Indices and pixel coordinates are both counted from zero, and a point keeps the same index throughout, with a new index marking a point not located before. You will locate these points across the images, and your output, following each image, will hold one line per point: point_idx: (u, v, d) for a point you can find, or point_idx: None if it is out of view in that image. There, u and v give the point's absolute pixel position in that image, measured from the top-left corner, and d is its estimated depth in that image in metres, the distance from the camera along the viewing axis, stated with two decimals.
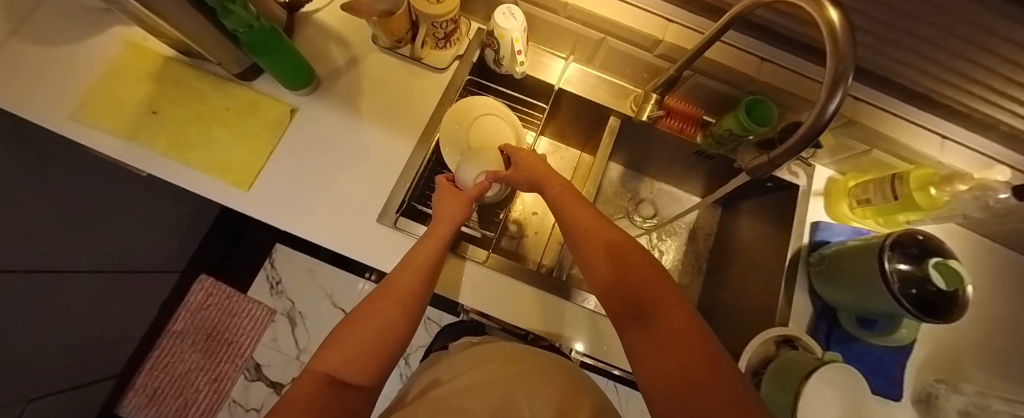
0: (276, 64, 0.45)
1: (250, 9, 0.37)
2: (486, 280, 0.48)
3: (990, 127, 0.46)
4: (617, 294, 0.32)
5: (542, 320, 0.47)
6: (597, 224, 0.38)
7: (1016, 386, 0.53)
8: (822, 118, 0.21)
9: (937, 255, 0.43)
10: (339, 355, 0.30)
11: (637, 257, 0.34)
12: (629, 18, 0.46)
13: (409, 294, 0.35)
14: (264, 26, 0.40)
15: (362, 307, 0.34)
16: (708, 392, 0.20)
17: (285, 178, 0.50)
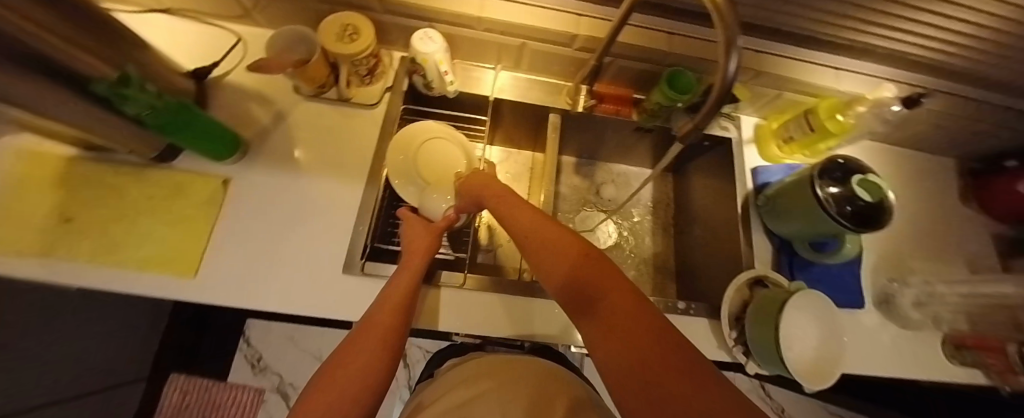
0: (196, 138, 0.43)
1: (152, 89, 0.36)
2: (469, 302, 0.48)
3: (870, 52, 0.52)
4: (568, 290, 0.29)
5: (532, 325, 0.48)
6: (537, 226, 0.35)
7: (951, 267, 0.60)
8: (729, 79, 0.25)
9: (857, 173, 0.47)
10: (326, 394, 0.24)
11: (575, 246, 0.31)
12: (540, 19, 0.48)
13: (390, 330, 0.32)
14: (172, 103, 0.38)
15: (337, 351, 0.29)
16: (669, 379, 0.18)
17: (235, 254, 0.47)
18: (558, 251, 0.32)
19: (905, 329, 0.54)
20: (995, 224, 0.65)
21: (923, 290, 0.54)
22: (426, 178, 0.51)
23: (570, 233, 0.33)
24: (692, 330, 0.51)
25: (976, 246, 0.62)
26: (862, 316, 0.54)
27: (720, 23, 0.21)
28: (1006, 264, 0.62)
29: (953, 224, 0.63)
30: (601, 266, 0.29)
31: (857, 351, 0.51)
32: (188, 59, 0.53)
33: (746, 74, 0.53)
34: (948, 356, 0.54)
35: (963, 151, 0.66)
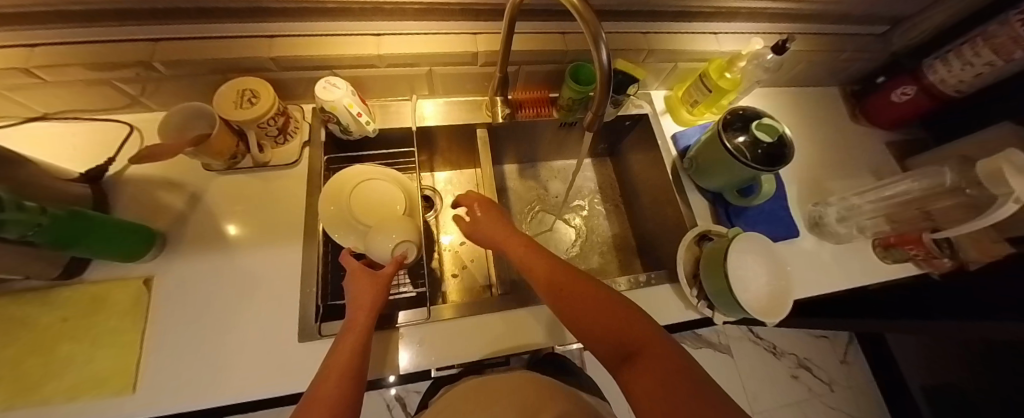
0: (97, 243, 0.39)
1: (31, 206, 0.31)
2: (449, 332, 0.47)
3: (734, 14, 0.60)
4: (603, 342, 0.32)
5: (520, 337, 0.48)
6: (562, 278, 0.37)
7: (860, 178, 0.67)
8: (605, 65, 0.31)
9: (755, 119, 0.52)
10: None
11: (601, 297, 0.34)
12: (439, 45, 0.50)
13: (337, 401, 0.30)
14: (58, 214, 0.34)
15: None
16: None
17: (177, 354, 0.41)
18: (586, 302, 0.34)
19: (839, 244, 0.59)
20: (885, 133, 0.74)
21: (842, 206, 0.58)
22: (366, 222, 0.49)
23: (590, 282, 0.36)
24: (659, 298, 0.53)
25: (876, 156, 0.70)
26: (800, 243, 0.59)
27: (586, 23, 0.29)
28: (904, 164, 0.70)
29: (849, 142, 0.71)
30: (629, 316, 0.32)
31: (801, 275, 0.55)
32: (78, 162, 0.50)
33: (639, 55, 0.57)
34: (881, 257, 0.59)
35: (841, 78, 0.76)
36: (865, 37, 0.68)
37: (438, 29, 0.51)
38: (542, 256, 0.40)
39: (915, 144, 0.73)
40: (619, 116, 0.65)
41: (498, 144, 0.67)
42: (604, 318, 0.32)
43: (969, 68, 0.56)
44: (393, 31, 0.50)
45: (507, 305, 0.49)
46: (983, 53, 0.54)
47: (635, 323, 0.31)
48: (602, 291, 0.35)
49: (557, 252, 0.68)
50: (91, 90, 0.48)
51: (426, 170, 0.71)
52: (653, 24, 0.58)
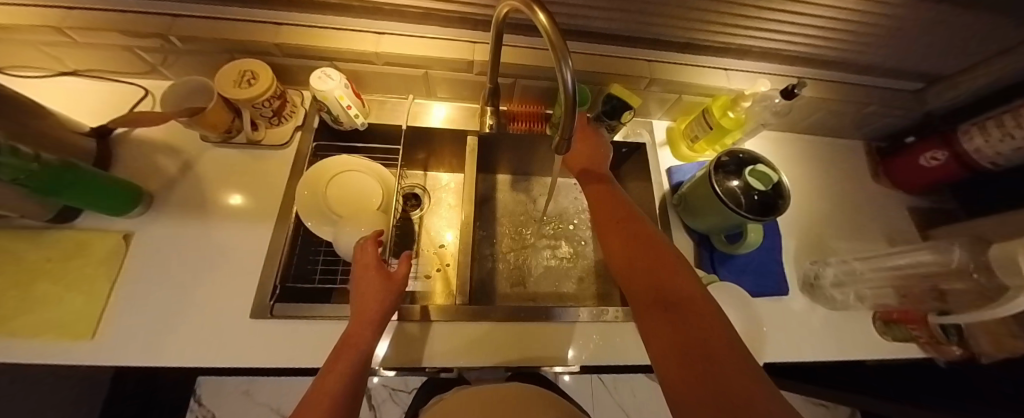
0: (83, 196, 0.41)
1: (25, 153, 0.34)
2: (441, 335, 0.46)
3: (747, 52, 0.59)
4: (639, 275, 0.32)
5: (529, 347, 0.47)
6: (623, 218, 0.38)
7: (870, 242, 0.62)
8: (569, 91, 0.30)
9: (750, 164, 0.50)
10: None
11: (654, 243, 0.35)
12: (436, 50, 0.51)
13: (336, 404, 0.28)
14: (48, 165, 0.36)
15: None
16: (723, 372, 0.22)
17: (139, 311, 0.43)
18: (640, 248, 0.34)
19: (834, 311, 0.55)
20: (908, 197, 0.68)
21: (842, 268, 0.55)
22: (338, 212, 0.50)
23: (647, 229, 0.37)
24: (622, 336, 0.50)
25: (894, 220, 0.65)
26: (788, 302, 0.55)
27: (554, 46, 0.28)
28: (925, 233, 0.64)
29: (865, 201, 0.66)
30: (675, 271, 0.31)
31: (782, 338, 0.51)
32: (92, 118, 0.54)
33: (640, 83, 0.57)
34: (880, 332, 0.53)
35: (864, 133, 0.71)
36: (890, 91, 0.64)
37: (439, 34, 0.52)
38: (612, 203, 0.41)
39: (942, 213, 0.67)
40: (615, 141, 0.63)
41: (490, 152, 0.67)
42: (648, 265, 0.32)
43: (1009, 141, 0.50)
44: (393, 32, 0.52)
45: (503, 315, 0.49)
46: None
47: (678, 277, 0.31)
48: (658, 245, 0.35)
49: (535, 269, 0.66)
50: (116, 55, 0.52)
51: (418, 169, 0.71)
52: (657, 53, 0.58)
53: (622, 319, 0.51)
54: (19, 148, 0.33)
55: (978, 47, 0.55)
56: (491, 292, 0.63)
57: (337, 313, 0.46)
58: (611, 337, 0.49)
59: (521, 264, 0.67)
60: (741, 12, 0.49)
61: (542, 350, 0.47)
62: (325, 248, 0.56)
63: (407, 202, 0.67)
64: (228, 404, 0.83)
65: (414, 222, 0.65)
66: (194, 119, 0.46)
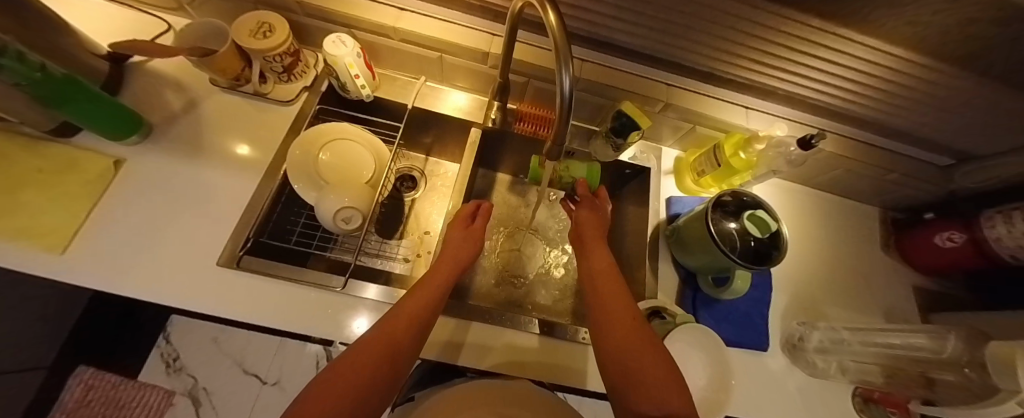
0: (87, 114, 0.41)
1: (33, 60, 0.33)
2: (487, 333, 0.47)
3: (771, 93, 0.57)
4: (621, 354, 0.34)
5: (556, 367, 0.46)
6: (614, 291, 0.40)
7: (865, 314, 0.59)
8: (564, 98, 0.29)
9: (751, 208, 0.48)
10: (338, 385, 0.26)
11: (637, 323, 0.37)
12: (457, 36, 0.52)
13: (419, 310, 0.35)
14: (56, 75, 0.36)
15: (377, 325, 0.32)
16: None
17: (113, 236, 0.43)
18: (635, 345, 0.34)
19: (813, 377, 0.52)
20: (916, 275, 0.65)
21: (828, 334, 0.52)
22: (326, 179, 0.50)
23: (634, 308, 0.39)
24: (586, 359, 0.48)
25: (896, 297, 0.62)
26: (766, 359, 0.52)
27: (557, 49, 0.27)
28: (928, 317, 0.61)
29: (870, 271, 0.63)
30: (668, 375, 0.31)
31: (750, 394, 0.49)
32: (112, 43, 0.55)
33: (656, 106, 0.55)
34: (858, 409, 0.51)
35: (882, 200, 0.68)
36: (915, 161, 0.61)
37: (462, 22, 0.52)
38: (606, 274, 0.43)
39: (951, 299, 0.63)
40: (620, 161, 0.61)
41: (493, 148, 0.66)
42: (635, 343, 0.34)
43: None
44: (417, 11, 0.52)
45: (534, 329, 0.48)
46: None
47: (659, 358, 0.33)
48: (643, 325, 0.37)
49: (517, 275, 0.65)
50: None
51: (419, 152, 0.71)
52: (677, 78, 0.56)
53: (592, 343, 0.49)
54: (28, 54, 0.33)
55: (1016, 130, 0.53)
56: (467, 288, 0.62)
57: (300, 276, 0.45)
58: None
59: (503, 266, 0.65)
60: (772, 51, 0.48)
61: (509, 359, 0.46)
62: (308, 212, 0.56)
63: (402, 184, 0.67)
64: (194, 349, 0.84)
65: (406, 205, 0.65)
66: (203, 60, 0.46)
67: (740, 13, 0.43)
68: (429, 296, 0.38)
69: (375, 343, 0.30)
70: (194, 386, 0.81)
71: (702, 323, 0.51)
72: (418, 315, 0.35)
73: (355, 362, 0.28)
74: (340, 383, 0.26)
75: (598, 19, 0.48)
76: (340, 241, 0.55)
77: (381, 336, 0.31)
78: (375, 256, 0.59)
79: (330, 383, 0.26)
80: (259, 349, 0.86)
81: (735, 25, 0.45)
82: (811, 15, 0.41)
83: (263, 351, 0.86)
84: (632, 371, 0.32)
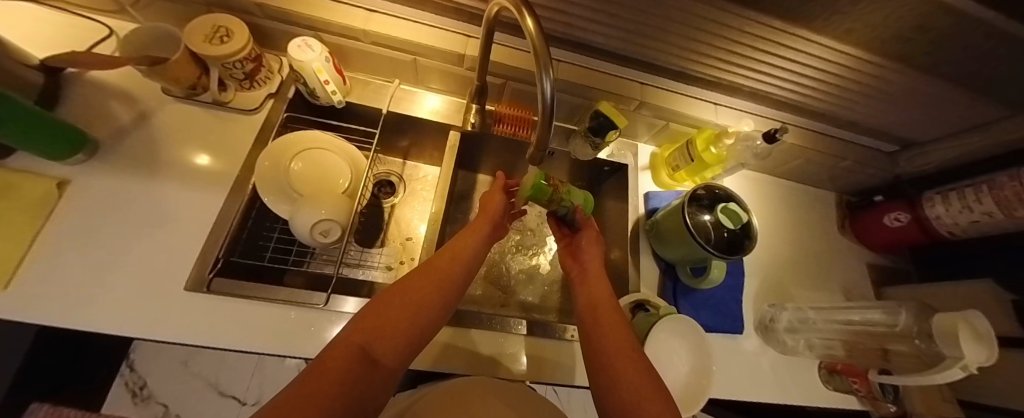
0: (31, 135, 0.37)
1: None
2: (477, 337, 0.47)
3: (737, 90, 0.60)
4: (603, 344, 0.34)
5: (546, 367, 0.47)
6: (598, 285, 0.41)
7: (826, 292, 0.63)
8: (547, 101, 0.30)
9: (724, 201, 0.50)
10: (370, 324, 0.28)
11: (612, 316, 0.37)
12: (431, 38, 0.51)
13: (444, 276, 0.35)
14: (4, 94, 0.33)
15: (398, 283, 0.33)
16: None
17: (57, 264, 0.38)
18: (626, 353, 0.33)
19: (783, 354, 0.56)
20: (870, 254, 0.71)
21: (795, 314, 0.57)
22: (300, 191, 0.48)
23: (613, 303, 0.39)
24: (575, 356, 0.49)
25: (853, 275, 0.67)
26: (741, 341, 0.55)
27: (537, 53, 0.28)
28: (881, 291, 0.67)
29: (830, 252, 0.68)
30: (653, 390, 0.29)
31: (729, 376, 0.51)
32: (42, 50, 0.49)
33: (631, 104, 0.57)
34: (824, 381, 0.55)
35: (839, 186, 0.73)
36: (865, 149, 0.66)
37: (435, 24, 0.51)
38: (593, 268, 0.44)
39: (900, 274, 0.70)
40: (599, 159, 0.63)
41: (473, 151, 0.66)
42: (614, 334, 0.35)
43: (968, 212, 0.53)
44: (388, 13, 0.50)
45: (525, 331, 0.49)
46: (986, 202, 0.50)
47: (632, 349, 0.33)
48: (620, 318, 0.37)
49: (503, 276, 0.65)
50: None
51: (396, 156, 0.69)
52: (650, 76, 0.58)
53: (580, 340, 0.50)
54: None
55: (947, 117, 0.59)
56: None
57: (280, 295, 0.44)
58: None
59: (489, 269, 0.65)
60: (737, 50, 0.50)
61: (497, 360, 0.46)
62: (282, 226, 0.53)
63: (380, 190, 0.65)
64: (164, 375, 0.79)
65: (385, 212, 0.63)
66: (154, 69, 0.43)
67: (707, 14, 0.44)
68: (463, 258, 0.38)
69: (406, 295, 0.31)
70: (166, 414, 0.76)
71: (683, 312, 0.54)
72: (448, 275, 0.35)
73: (387, 310, 0.30)
74: (371, 325, 0.28)
75: (573, 20, 0.48)
76: (317, 253, 0.54)
77: (414, 291, 0.32)
78: (356, 267, 0.57)
79: (364, 325, 0.28)
80: (236, 369, 0.82)
81: (703, 26, 0.46)
82: (772, 15, 0.44)
83: (241, 371, 0.82)
84: (623, 377, 0.30)
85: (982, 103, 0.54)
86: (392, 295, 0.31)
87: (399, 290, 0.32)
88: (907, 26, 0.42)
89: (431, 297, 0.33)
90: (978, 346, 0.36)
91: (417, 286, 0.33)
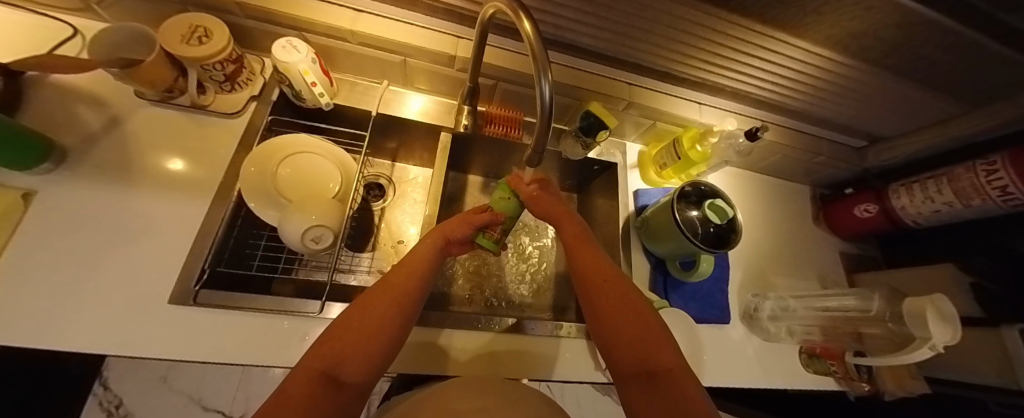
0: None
1: None
2: (476, 338, 0.47)
3: (719, 90, 0.62)
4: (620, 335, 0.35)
5: (544, 364, 0.48)
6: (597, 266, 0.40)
7: (804, 281, 0.67)
8: (545, 103, 0.30)
9: (710, 197, 0.52)
10: (329, 349, 0.29)
11: (623, 301, 0.37)
12: (420, 39, 0.50)
13: (405, 292, 0.34)
14: None
15: (358, 304, 0.33)
16: None
17: (25, 281, 0.36)
18: (624, 316, 0.36)
19: (768, 342, 0.59)
20: (843, 243, 0.75)
21: (777, 303, 0.60)
22: (289, 197, 0.47)
23: (622, 286, 0.39)
24: (569, 351, 0.51)
25: (828, 263, 0.71)
26: (728, 330, 0.58)
27: (535, 57, 0.28)
28: (852, 277, 0.71)
29: (806, 242, 0.72)
30: (659, 340, 0.34)
31: (718, 364, 0.53)
32: None
33: (619, 104, 0.58)
34: (803, 364, 0.58)
35: (813, 179, 0.77)
36: (836, 145, 0.70)
37: (425, 24, 0.51)
38: (588, 251, 0.42)
39: (868, 260, 0.75)
40: (588, 158, 0.64)
41: (464, 152, 0.66)
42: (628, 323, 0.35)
43: (929, 203, 0.57)
44: (374, 13, 0.49)
45: (521, 330, 0.50)
46: (945, 192, 0.55)
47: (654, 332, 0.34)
48: (634, 299, 0.37)
49: (497, 276, 0.65)
50: None
51: (384, 158, 0.68)
52: (637, 77, 0.60)
53: (574, 335, 0.52)
54: None
55: (907, 113, 0.63)
56: (446, 296, 0.60)
57: (271, 305, 0.43)
58: (595, 356, 0.51)
59: (482, 269, 0.65)
60: (718, 52, 0.52)
61: (492, 361, 0.46)
62: (269, 233, 0.52)
63: (369, 192, 0.64)
64: (140, 391, 0.74)
65: (375, 215, 0.62)
66: (127, 72, 0.40)
67: (691, 18, 0.46)
68: (418, 268, 0.37)
69: (365, 315, 0.31)
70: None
71: (673, 305, 0.56)
72: (407, 291, 0.34)
73: (346, 333, 0.30)
74: (330, 350, 0.29)
75: (562, 22, 0.48)
76: (306, 260, 0.53)
77: (370, 308, 0.32)
78: (347, 272, 0.56)
79: (323, 351, 0.28)
80: (219, 381, 0.79)
81: (689, 29, 0.48)
82: (750, 19, 0.46)
83: (224, 383, 0.79)
84: (624, 338, 0.35)
85: (938, 100, 0.59)
86: (349, 317, 0.31)
87: (356, 311, 0.32)
88: (876, 29, 0.45)
89: (391, 313, 0.32)
90: (944, 325, 0.39)
91: (376, 303, 0.32)
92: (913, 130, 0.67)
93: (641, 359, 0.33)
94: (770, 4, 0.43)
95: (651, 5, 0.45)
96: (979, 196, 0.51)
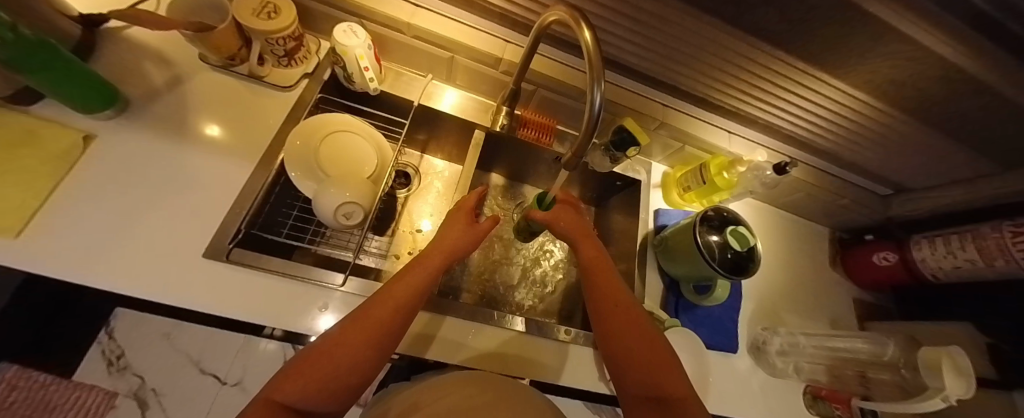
0: (49, 83, 0.36)
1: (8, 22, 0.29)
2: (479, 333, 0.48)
3: (751, 121, 0.64)
4: (636, 373, 0.36)
5: (546, 366, 0.49)
6: (604, 287, 0.43)
7: (813, 321, 0.67)
8: (595, 112, 0.32)
9: (732, 224, 0.53)
10: (297, 380, 0.27)
11: (642, 330, 0.39)
12: (472, 39, 0.53)
13: (385, 317, 0.33)
14: (34, 40, 0.31)
15: (332, 331, 0.31)
16: None
17: (75, 217, 0.38)
18: (636, 335, 0.38)
19: (773, 377, 0.58)
20: (857, 290, 0.74)
21: (787, 339, 0.59)
22: (327, 172, 0.49)
23: (638, 314, 0.40)
24: (570, 357, 0.51)
25: (840, 306, 0.71)
26: (734, 360, 0.57)
27: (592, 68, 0.31)
28: (864, 325, 0.71)
29: (820, 284, 0.71)
30: (666, 366, 0.36)
31: (722, 390, 0.53)
32: (81, 2, 0.49)
33: (652, 123, 0.59)
34: (808, 405, 0.57)
35: (833, 222, 0.77)
36: (859, 190, 0.71)
37: (479, 26, 0.54)
38: (603, 276, 0.44)
39: (882, 310, 0.74)
40: (614, 172, 0.65)
41: (493, 152, 0.67)
42: (645, 357, 0.36)
43: (951, 258, 0.57)
44: (433, 10, 0.53)
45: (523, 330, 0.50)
46: (968, 249, 0.55)
47: (671, 370, 0.36)
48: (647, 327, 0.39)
49: (508, 275, 0.66)
50: None
51: (415, 149, 0.70)
52: (673, 99, 0.61)
53: (580, 343, 0.53)
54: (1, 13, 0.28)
55: (937, 165, 0.64)
56: (455, 289, 0.61)
57: (294, 271, 0.44)
58: (596, 368, 0.52)
59: (494, 268, 0.66)
60: (757, 84, 0.54)
61: (497, 355, 0.47)
62: (301, 205, 0.55)
63: (396, 180, 0.65)
64: (146, 345, 0.59)
65: (399, 202, 0.64)
66: (199, 35, 0.43)
67: (737, 49, 0.48)
68: (405, 296, 0.35)
69: (338, 348, 0.29)
70: (142, 390, 0.57)
71: (684, 325, 0.56)
72: (387, 316, 0.33)
73: (315, 364, 0.28)
74: (296, 379, 0.27)
75: (610, 39, 0.50)
76: (329, 235, 0.55)
77: (349, 336, 0.30)
78: (366, 253, 0.57)
79: (289, 378, 0.27)
80: (225, 341, 0.62)
81: (732, 59, 0.50)
82: (794, 56, 0.48)
83: (228, 343, 0.62)
84: (636, 360, 0.36)
85: (968, 155, 0.60)
86: (320, 346, 0.29)
87: (331, 339, 0.30)
88: (914, 79, 0.47)
89: (368, 344, 0.31)
90: (958, 380, 0.39)
91: (354, 332, 0.31)
92: (942, 183, 0.68)
93: (653, 388, 0.35)
94: (817, 42, 0.45)
95: (700, 32, 0.47)
96: (1002, 257, 0.51)
